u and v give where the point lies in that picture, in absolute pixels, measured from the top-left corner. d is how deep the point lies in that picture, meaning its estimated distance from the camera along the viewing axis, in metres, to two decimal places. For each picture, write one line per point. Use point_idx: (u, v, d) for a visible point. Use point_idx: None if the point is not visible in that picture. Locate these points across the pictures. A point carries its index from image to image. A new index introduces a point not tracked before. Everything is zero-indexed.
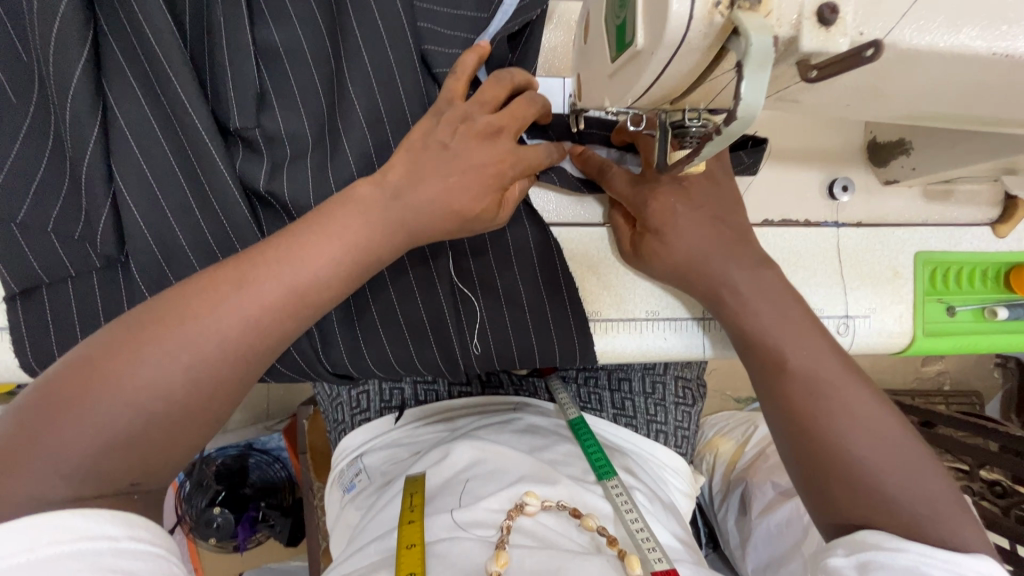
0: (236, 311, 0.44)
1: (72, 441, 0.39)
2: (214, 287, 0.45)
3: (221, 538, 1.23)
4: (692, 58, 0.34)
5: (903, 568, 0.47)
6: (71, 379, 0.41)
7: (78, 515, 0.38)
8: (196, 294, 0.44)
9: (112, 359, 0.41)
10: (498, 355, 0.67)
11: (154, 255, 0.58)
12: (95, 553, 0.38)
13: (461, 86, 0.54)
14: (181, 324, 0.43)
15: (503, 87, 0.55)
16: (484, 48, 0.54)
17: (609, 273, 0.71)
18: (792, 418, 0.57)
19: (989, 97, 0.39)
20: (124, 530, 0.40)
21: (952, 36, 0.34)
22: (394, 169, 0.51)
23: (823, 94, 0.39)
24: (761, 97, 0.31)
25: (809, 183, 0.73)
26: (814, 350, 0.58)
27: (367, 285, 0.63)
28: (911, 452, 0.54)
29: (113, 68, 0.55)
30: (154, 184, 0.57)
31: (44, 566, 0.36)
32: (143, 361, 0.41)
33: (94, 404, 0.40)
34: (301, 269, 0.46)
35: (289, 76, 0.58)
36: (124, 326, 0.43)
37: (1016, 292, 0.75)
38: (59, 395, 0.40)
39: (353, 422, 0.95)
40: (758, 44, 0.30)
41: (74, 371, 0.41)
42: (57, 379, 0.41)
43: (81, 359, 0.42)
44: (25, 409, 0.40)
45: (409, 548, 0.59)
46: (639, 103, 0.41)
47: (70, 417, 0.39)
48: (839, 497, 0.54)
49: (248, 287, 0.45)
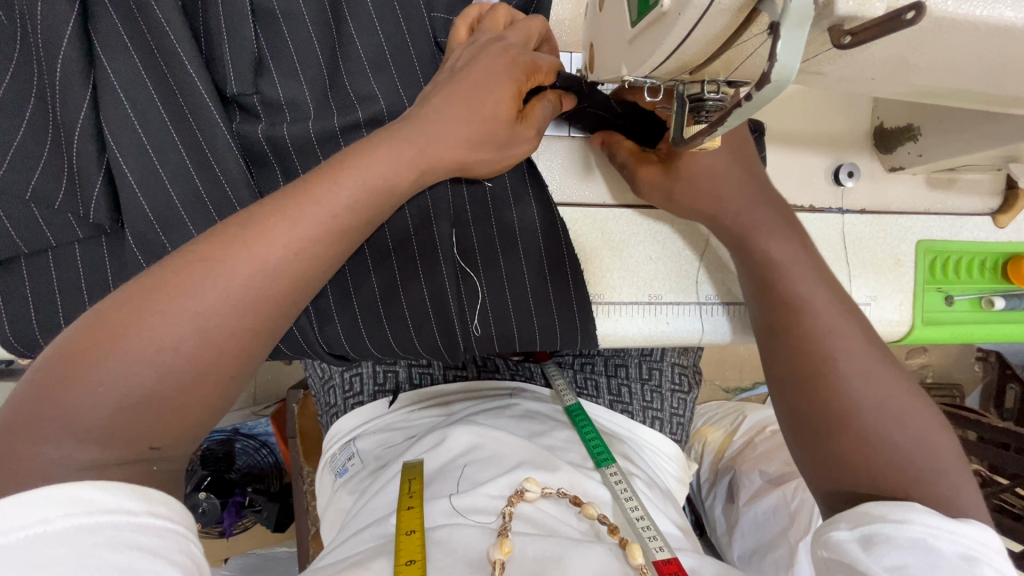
0: (249, 272, 0.42)
1: (83, 405, 0.37)
2: (209, 257, 0.42)
3: (206, 523, 1.22)
4: (721, 21, 0.33)
5: (909, 540, 0.44)
6: (72, 351, 0.38)
7: (96, 488, 0.36)
8: (209, 252, 0.42)
9: (114, 327, 0.39)
10: (499, 338, 0.66)
11: (153, 225, 0.55)
12: (112, 528, 0.35)
13: (462, 28, 0.57)
14: (199, 284, 0.40)
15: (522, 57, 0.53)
16: (484, 4, 0.58)
17: (614, 255, 0.69)
18: (811, 399, 0.55)
19: (1016, 78, 0.39)
20: (141, 505, 0.37)
21: (989, 7, 0.33)
22: (403, 142, 0.49)
23: (849, 67, 0.38)
24: (796, 59, 0.29)
25: (815, 169, 0.72)
26: (843, 329, 0.57)
27: (369, 256, 0.61)
28: (937, 431, 0.53)
29: (102, 25, 0.52)
30: (150, 149, 0.54)
31: (61, 538, 0.33)
32: (153, 319, 0.39)
33: (89, 379, 0.37)
34: (316, 234, 0.44)
35: (287, 39, 0.55)
36: (123, 299, 0.40)
37: (1013, 283, 0.75)
38: (56, 367, 0.38)
39: (345, 406, 0.93)
40: (799, 1, 0.28)
41: (82, 335, 0.39)
42: (67, 343, 0.39)
43: (91, 321, 0.39)
44: (33, 381, 0.38)
45: (409, 535, 0.58)
46: (657, 72, 0.39)
47: (66, 391, 0.37)
48: (865, 478, 0.51)
49: (260, 247, 0.42)
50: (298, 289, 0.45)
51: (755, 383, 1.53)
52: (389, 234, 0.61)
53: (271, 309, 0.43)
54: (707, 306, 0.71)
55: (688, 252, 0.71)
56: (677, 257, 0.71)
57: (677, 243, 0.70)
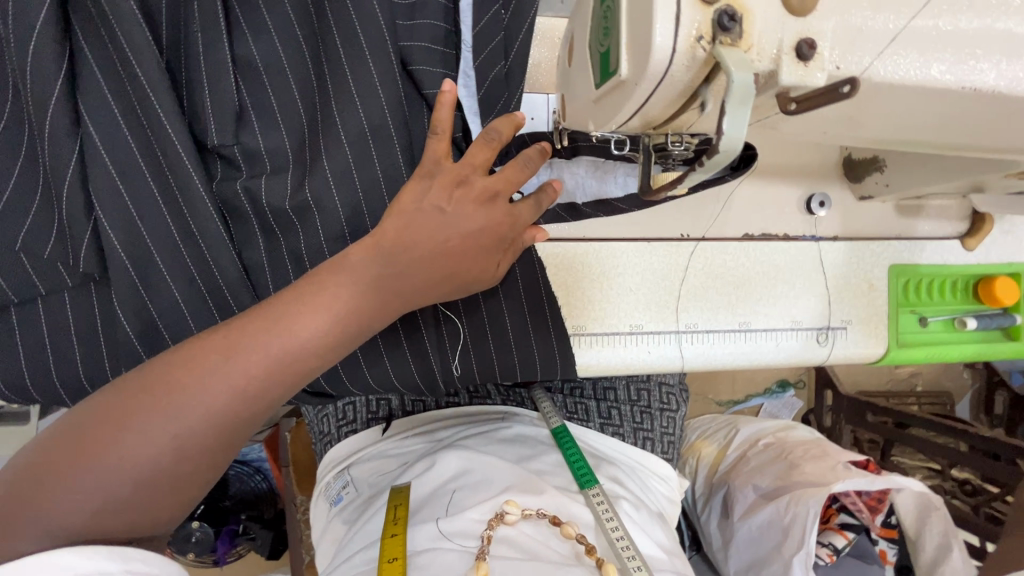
0: (244, 338, 0.43)
1: (87, 493, 0.40)
2: (212, 341, 0.44)
3: (200, 551, 1.22)
4: (676, 89, 0.35)
5: None
6: (84, 431, 0.41)
7: (74, 553, 0.40)
8: (213, 338, 0.44)
9: (123, 404, 0.42)
10: (480, 372, 0.68)
11: (131, 280, 0.57)
12: None
13: (446, 146, 0.49)
14: (203, 365, 0.42)
15: (493, 148, 0.50)
16: (452, 95, 0.47)
17: (595, 287, 0.71)
18: None
19: (958, 126, 0.41)
20: (120, 565, 0.42)
21: (926, 69, 0.35)
22: (386, 231, 0.48)
23: (801, 123, 0.41)
24: (742, 133, 0.32)
25: (789, 198, 0.75)
26: None
27: (360, 349, 0.63)
28: None
29: (89, 88, 0.53)
30: (131, 208, 0.56)
31: None
32: (147, 412, 0.41)
33: (99, 457, 0.40)
34: (306, 296, 0.45)
35: (269, 92, 0.57)
36: (131, 380, 0.43)
37: (983, 303, 0.77)
38: (70, 443, 0.41)
39: (338, 434, 0.94)
40: (740, 81, 0.31)
41: (73, 432, 0.42)
42: (61, 435, 0.42)
43: (105, 399, 0.43)
44: (50, 453, 0.41)
45: (391, 563, 0.60)
46: (622, 129, 0.41)
47: (80, 471, 0.40)
48: None
49: (256, 319, 0.44)
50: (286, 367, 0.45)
51: (745, 396, 1.54)
52: (382, 333, 0.63)
53: (265, 373, 0.44)
54: (688, 334, 0.72)
55: (669, 281, 0.72)
56: (657, 286, 0.72)
57: (657, 274, 0.72)
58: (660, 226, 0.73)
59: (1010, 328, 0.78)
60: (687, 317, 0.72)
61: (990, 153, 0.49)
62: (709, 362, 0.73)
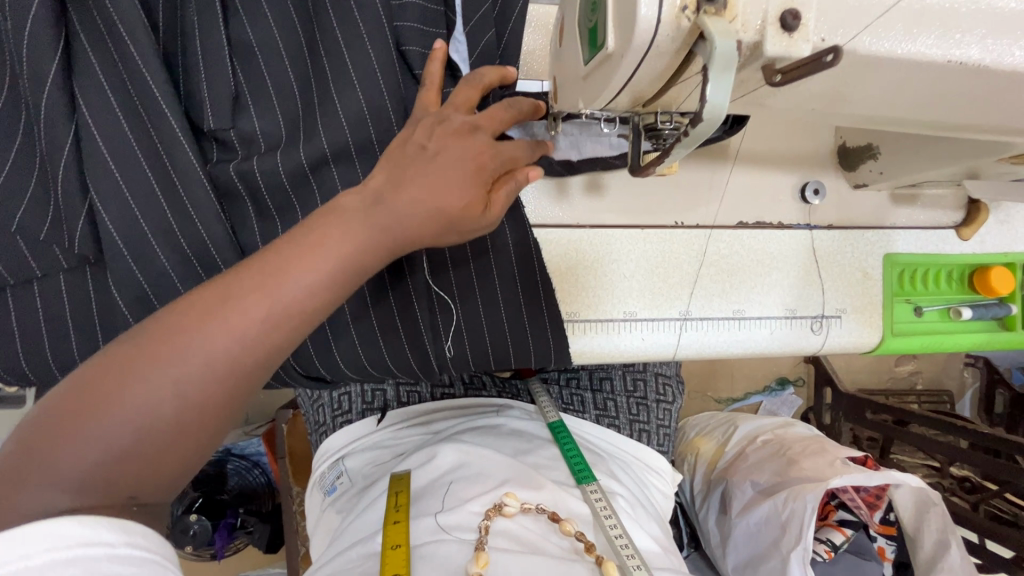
0: (235, 306, 0.43)
1: (71, 463, 0.39)
2: (203, 309, 0.43)
3: (198, 545, 1.17)
4: (662, 61, 0.35)
5: None
6: (71, 401, 0.40)
7: (74, 522, 0.38)
8: (202, 304, 0.43)
9: (111, 373, 0.41)
10: (473, 356, 0.68)
11: (126, 260, 0.57)
12: (90, 561, 0.38)
13: (435, 95, 0.55)
14: (192, 335, 0.42)
15: (475, 88, 0.54)
16: (445, 51, 0.55)
17: (589, 274, 0.71)
18: None
19: (947, 103, 0.41)
20: (120, 536, 0.40)
21: (911, 43, 0.35)
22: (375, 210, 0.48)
23: (789, 99, 0.42)
24: (726, 99, 0.32)
25: (783, 186, 0.75)
26: None
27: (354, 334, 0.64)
28: None
29: (84, 68, 0.53)
30: (124, 187, 0.56)
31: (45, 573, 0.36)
32: (137, 378, 0.40)
33: (86, 426, 0.40)
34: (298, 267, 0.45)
35: (263, 73, 0.57)
36: (119, 350, 0.42)
37: (979, 293, 0.78)
38: (57, 413, 0.40)
39: (334, 424, 0.94)
40: (722, 48, 0.31)
41: (61, 403, 0.41)
42: (46, 410, 0.41)
43: (94, 368, 0.42)
44: (39, 423, 0.40)
45: (395, 549, 0.60)
46: (611, 106, 0.41)
47: (68, 439, 0.39)
48: None
49: (245, 286, 0.43)
50: (279, 346, 0.45)
51: (744, 394, 1.54)
52: (376, 317, 0.64)
53: (257, 353, 0.43)
54: (683, 322, 0.73)
55: (664, 270, 0.72)
56: (652, 274, 0.72)
57: (652, 262, 0.72)
58: (655, 214, 0.73)
59: (1004, 318, 0.78)
60: (680, 304, 0.73)
61: (985, 134, 0.49)
62: (705, 349, 0.73)
